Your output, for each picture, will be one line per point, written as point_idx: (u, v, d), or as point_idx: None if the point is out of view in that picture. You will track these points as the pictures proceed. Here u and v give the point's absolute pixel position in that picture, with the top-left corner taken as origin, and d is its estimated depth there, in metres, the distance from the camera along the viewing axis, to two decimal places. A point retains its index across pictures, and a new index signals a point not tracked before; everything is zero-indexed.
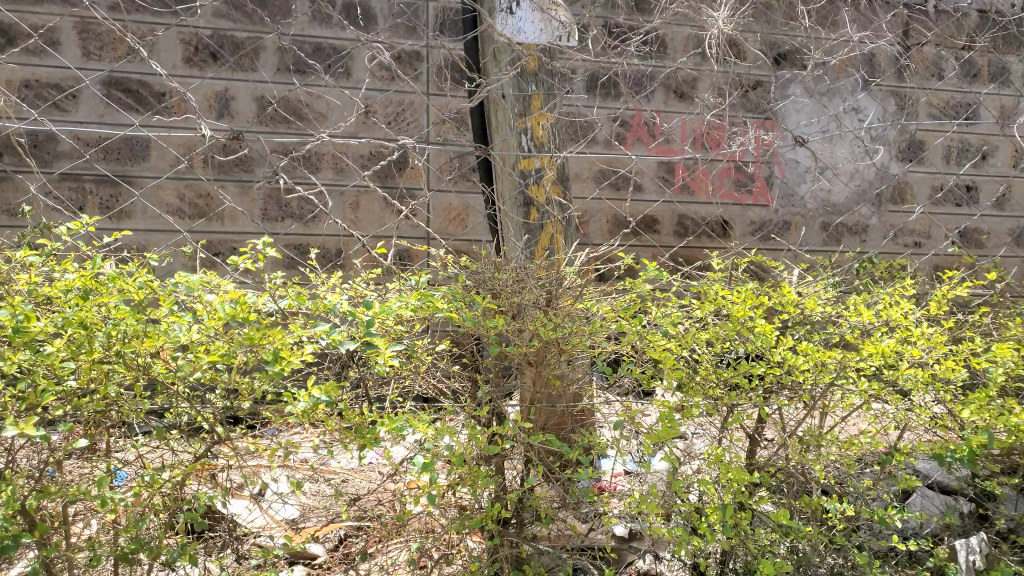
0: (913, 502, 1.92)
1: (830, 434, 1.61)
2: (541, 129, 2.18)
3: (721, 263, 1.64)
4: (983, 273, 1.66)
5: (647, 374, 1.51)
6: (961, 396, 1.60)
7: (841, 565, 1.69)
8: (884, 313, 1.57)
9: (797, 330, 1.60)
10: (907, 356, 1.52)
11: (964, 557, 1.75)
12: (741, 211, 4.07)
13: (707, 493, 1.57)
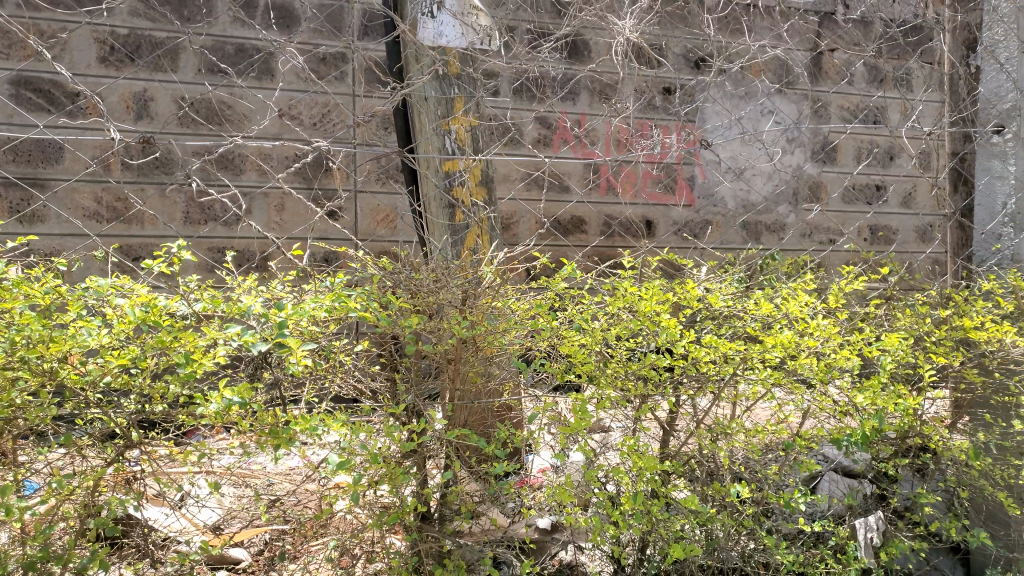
0: (821, 486, 2.03)
1: (737, 423, 1.69)
2: (464, 132, 2.22)
3: (633, 262, 1.70)
4: (876, 268, 1.76)
5: (562, 369, 1.57)
6: (857, 383, 1.71)
7: (752, 548, 1.78)
8: (783, 307, 1.65)
9: (706, 324, 1.67)
10: (804, 346, 1.62)
11: (863, 535, 1.89)
12: (664, 211, 4.18)
13: (623, 482, 1.64)
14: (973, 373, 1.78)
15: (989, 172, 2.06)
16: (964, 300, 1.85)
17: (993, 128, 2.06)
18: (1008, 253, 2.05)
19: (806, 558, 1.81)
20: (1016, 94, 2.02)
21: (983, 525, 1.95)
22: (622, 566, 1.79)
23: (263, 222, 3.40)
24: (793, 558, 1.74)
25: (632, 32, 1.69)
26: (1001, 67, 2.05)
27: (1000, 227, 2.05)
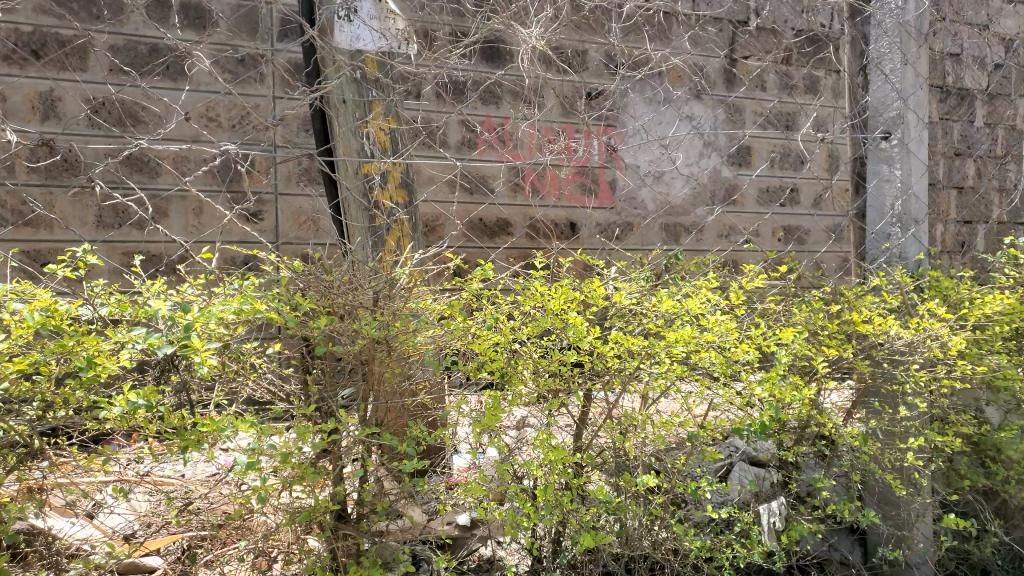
0: (731, 476, 2.14)
1: (645, 415, 1.76)
2: (385, 135, 2.28)
3: (545, 262, 1.75)
4: (772, 265, 1.86)
5: (475, 366, 1.61)
6: (755, 375, 1.80)
7: (663, 536, 1.86)
8: (685, 304, 1.73)
9: (614, 322, 1.74)
10: (704, 341, 1.70)
11: (767, 521, 2.01)
12: (587, 213, 4.26)
13: (534, 474, 1.69)
14: (863, 364, 1.90)
15: (878, 175, 2.21)
16: (853, 296, 1.98)
17: (881, 134, 2.21)
18: (895, 251, 2.19)
19: (714, 544, 1.89)
20: (901, 102, 2.17)
21: (875, 506, 2.09)
22: (537, 558, 1.84)
23: (180, 226, 3.33)
24: (699, 543, 1.82)
25: (537, 40, 1.75)
26: (887, 78, 2.20)
27: (889, 226, 2.19)
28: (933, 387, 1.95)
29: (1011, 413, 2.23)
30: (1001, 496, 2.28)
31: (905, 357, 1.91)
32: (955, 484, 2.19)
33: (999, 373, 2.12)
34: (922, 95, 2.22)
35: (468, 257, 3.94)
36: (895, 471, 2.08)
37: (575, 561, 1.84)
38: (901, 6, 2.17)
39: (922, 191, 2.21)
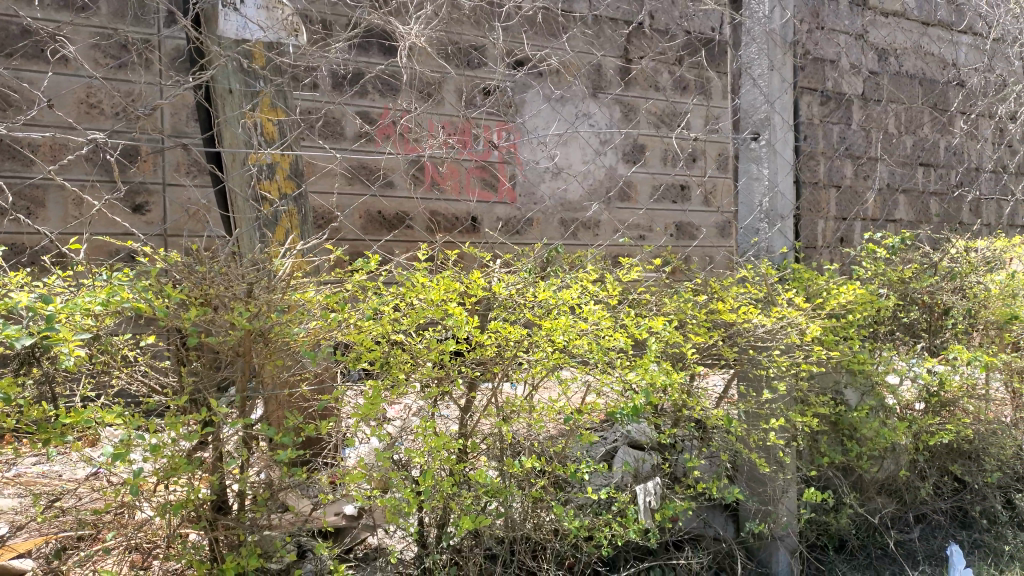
0: (616, 459, 2.24)
1: (525, 401, 1.83)
2: (272, 124, 2.25)
3: (428, 254, 1.79)
4: (645, 257, 1.97)
5: (355, 357, 1.64)
6: (629, 362, 1.90)
7: (545, 519, 1.94)
8: (562, 295, 1.81)
9: (495, 312, 1.80)
10: (579, 329, 1.78)
11: (642, 500, 2.08)
12: (488, 208, 4.29)
13: (415, 461, 1.74)
14: (728, 350, 2.03)
15: (748, 174, 2.35)
16: (719, 287, 2.12)
17: (750, 136, 2.35)
18: (763, 245, 2.33)
19: (593, 524, 1.98)
20: (767, 106, 2.31)
21: (744, 484, 2.24)
22: (422, 544, 1.88)
23: (58, 217, 3.18)
24: (578, 523, 1.90)
25: (417, 36, 1.80)
26: (755, 82, 2.33)
27: (757, 222, 2.33)
28: (793, 371, 2.12)
29: (866, 394, 2.44)
30: (856, 471, 2.50)
31: (767, 343, 2.08)
32: (816, 461, 2.38)
33: (853, 358, 2.32)
34: (787, 99, 2.37)
35: (351, 250, 3.92)
36: (761, 451, 2.24)
37: (459, 545, 1.90)
38: (767, 15, 2.32)
39: (787, 189, 2.36)
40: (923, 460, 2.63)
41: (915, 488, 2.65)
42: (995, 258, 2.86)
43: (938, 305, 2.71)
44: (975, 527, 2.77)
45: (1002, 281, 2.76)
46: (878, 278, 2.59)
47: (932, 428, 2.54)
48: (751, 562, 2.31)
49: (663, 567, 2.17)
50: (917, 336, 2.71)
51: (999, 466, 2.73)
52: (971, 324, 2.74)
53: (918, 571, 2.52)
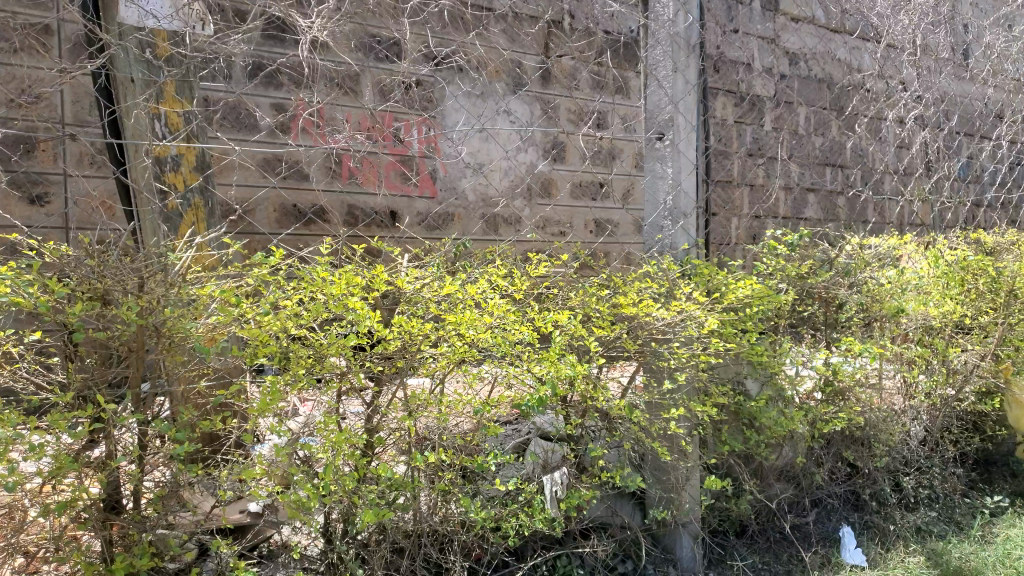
0: (529, 450, 2.29)
1: (431, 395, 1.85)
2: (177, 116, 2.16)
3: (332, 248, 1.78)
4: (550, 251, 2.01)
5: (253, 352, 1.63)
6: (534, 355, 1.93)
7: (452, 511, 1.96)
8: (466, 289, 1.83)
9: (400, 306, 1.81)
10: (483, 323, 1.81)
11: (549, 489, 2.17)
12: (408, 202, 4.24)
13: (318, 456, 1.74)
14: (630, 342, 2.10)
15: (653, 173, 2.43)
16: (623, 282, 2.19)
17: (655, 136, 2.43)
18: (667, 241, 2.43)
19: (500, 514, 2.02)
20: (671, 107, 2.39)
21: (648, 474, 2.31)
22: (328, 539, 1.88)
23: None
24: (484, 514, 1.93)
25: (318, 31, 1.84)
26: (660, 84, 2.41)
27: (661, 219, 2.43)
28: (692, 362, 2.21)
29: (766, 384, 2.55)
30: (756, 459, 2.61)
31: (668, 335, 2.16)
32: (718, 449, 2.46)
33: (752, 349, 2.42)
34: (692, 100, 2.45)
35: (248, 244, 3.79)
36: (664, 440, 2.32)
37: (365, 540, 1.91)
38: (672, 18, 2.38)
39: (690, 187, 2.45)
40: (819, 447, 2.77)
41: (811, 474, 2.78)
42: (888, 255, 3.01)
43: (834, 299, 2.83)
44: (866, 509, 2.93)
45: (893, 277, 2.91)
46: (778, 274, 2.70)
47: (827, 416, 2.66)
48: (656, 549, 2.39)
49: (570, 555, 2.24)
50: (815, 330, 2.83)
51: (888, 451, 2.90)
52: (865, 318, 2.88)
53: (812, 553, 2.66)
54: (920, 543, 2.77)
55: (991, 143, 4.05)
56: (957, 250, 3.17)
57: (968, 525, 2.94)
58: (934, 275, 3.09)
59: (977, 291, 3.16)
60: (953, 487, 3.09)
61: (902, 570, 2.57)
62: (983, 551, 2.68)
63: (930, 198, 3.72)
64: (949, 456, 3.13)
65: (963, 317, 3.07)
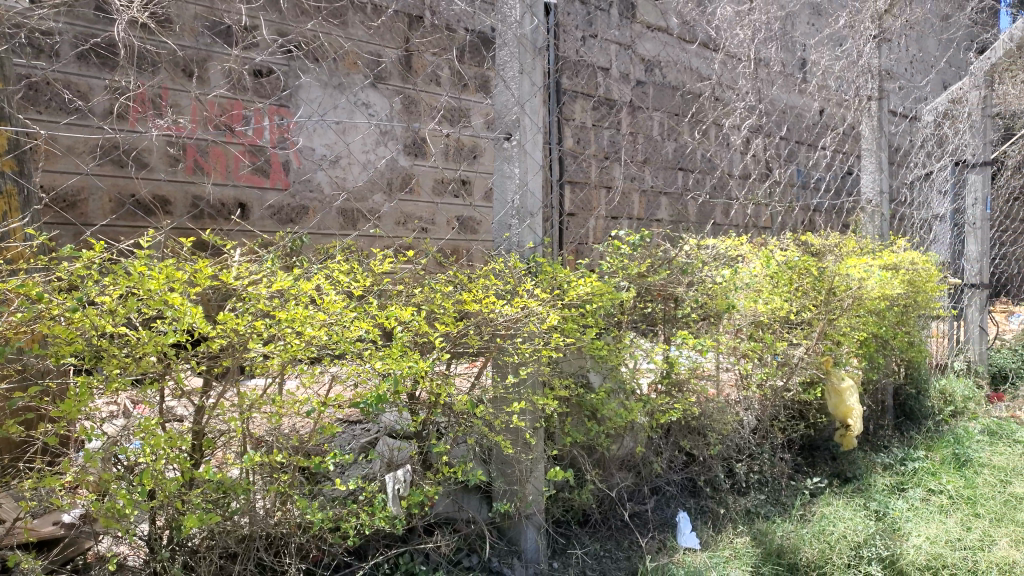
0: (378, 449, 2.25)
1: (264, 395, 1.81)
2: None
3: (155, 242, 1.69)
4: (388, 247, 2.00)
5: (60, 352, 1.53)
6: (374, 352, 1.91)
7: (286, 512, 1.91)
8: (300, 285, 1.78)
9: (229, 303, 1.75)
10: (317, 320, 1.76)
11: (391, 487, 2.14)
12: (259, 195, 4.07)
13: (137, 461, 1.65)
14: (472, 338, 2.11)
15: (501, 172, 2.47)
16: (467, 279, 2.20)
17: (503, 136, 2.46)
18: (514, 239, 2.47)
19: (339, 514, 1.98)
20: (518, 108, 2.43)
21: (492, 469, 2.35)
22: (151, 548, 1.81)
23: None
24: (321, 515, 1.89)
25: (137, 12, 1.77)
26: (507, 84, 2.44)
27: (508, 217, 2.46)
28: (535, 357, 2.26)
29: (606, 377, 2.65)
30: (598, 450, 2.71)
31: (511, 331, 2.20)
32: (561, 440, 2.57)
33: (593, 345, 2.50)
34: (538, 103, 2.50)
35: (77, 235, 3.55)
36: (508, 433, 2.37)
37: (195, 547, 1.84)
38: (518, 20, 2.41)
39: (537, 187, 2.50)
40: (657, 437, 2.91)
41: (649, 462, 2.93)
42: (724, 255, 3.18)
43: (672, 296, 2.97)
44: (702, 494, 3.10)
45: (726, 276, 3.07)
46: (619, 272, 2.80)
47: (663, 406, 2.79)
48: (501, 542, 2.43)
49: (413, 552, 2.23)
50: (654, 325, 2.96)
51: (721, 439, 3.07)
52: (701, 314, 3.03)
53: (649, 538, 2.79)
54: (748, 525, 2.96)
55: (817, 152, 4.37)
56: (787, 251, 3.42)
57: (791, 505, 3.18)
58: (765, 274, 3.30)
59: (803, 289, 3.39)
60: (781, 471, 3.31)
61: (729, 550, 2.75)
62: (801, 529, 2.90)
63: (762, 202, 3.97)
64: (777, 443, 3.35)
65: (789, 313, 3.27)
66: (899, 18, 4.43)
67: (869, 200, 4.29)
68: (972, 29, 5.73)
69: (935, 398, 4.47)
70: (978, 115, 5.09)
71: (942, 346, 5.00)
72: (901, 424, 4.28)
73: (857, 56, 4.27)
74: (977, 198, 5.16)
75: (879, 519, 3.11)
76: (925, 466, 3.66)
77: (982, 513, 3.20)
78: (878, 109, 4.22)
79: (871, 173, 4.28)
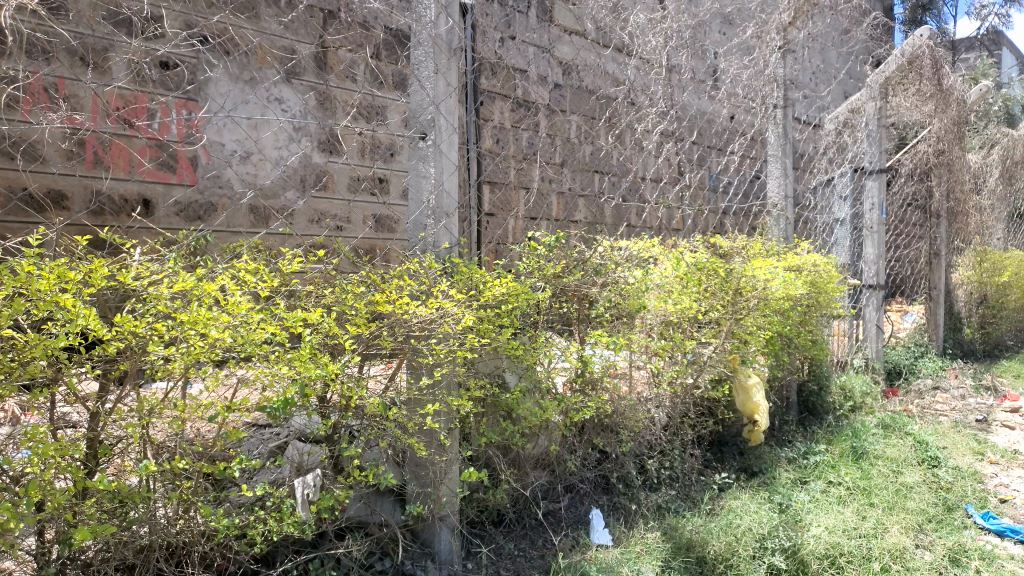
0: (288, 454, 2.21)
1: (166, 399, 1.74)
2: None
3: (46, 239, 1.61)
4: (296, 246, 1.96)
5: None
6: (283, 354, 1.86)
7: (187, 520, 1.85)
8: (203, 285, 1.72)
9: (127, 304, 1.68)
10: (221, 322, 1.71)
11: (300, 492, 2.06)
12: (164, 191, 3.93)
13: (24, 471, 1.56)
14: (383, 339, 2.09)
15: (416, 172, 2.45)
16: (380, 279, 2.17)
17: (418, 135, 2.44)
18: (429, 239, 2.45)
19: (245, 521, 1.93)
20: (433, 108, 2.42)
21: (405, 471, 2.34)
22: (40, 563, 1.72)
23: None
24: (226, 523, 1.83)
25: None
26: (422, 84, 2.43)
27: (423, 217, 2.44)
28: (450, 358, 2.25)
29: (522, 377, 2.66)
30: (512, 449, 2.73)
31: (425, 332, 2.19)
32: (476, 440, 2.58)
33: (508, 345, 2.50)
34: (453, 103, 2.50)
35: None
36: (422, 435, 2.35)
37: (88, 560, 1.77)
38: (433, 20, 2.40)
39: (452, 187, 2.49)
40: (571, 435, 2.94)
41: (564, 461, 2.96)
42: (636, 256, 3.25)
43: (586, 297, 3.01)
44: (614, 491, 3.16)
45: (638, 277, 3.15)
46: (535, 273, 2.82)
47: (577, 405, 2.83)
48: (415, 544, 2.42)
49: (323, 557, 2.19)
50: (569, 325, 2.99)
51: (633, 436, 3.14)
52: (614, 313, 3.08)
53: (563, 535, 2.82)
54: (658, 520, 3.03)
55: (725, 157, 4.52)
56: (696, 253, 3.49)
57: (700, 500, 3.27)
58: (675, 276, 3.38)
59: (711, 289, 3.47)
60: (690, 466, 3.41)
61: (640, 545, 2.81)
62: (709, 523, 2.99)
63: (673, 205, 4.08)
64: (687, 439, 3.45)
65: (698, 313, 3.34)
66: (801, 30, 4.65)
67: (775, 203, 4.47)
68: (868, 43, 6.05)
69: (835, 394, 4.69)
70: (875, 124, 5.38)
71: (843, 344, 5.23)
72: (804, 419, 4.47)
73: (763, 65, 4.48)
74: (873, 203, 5.46)
75: (782, 511, 3.23)
76: (825, 459, 3.84)
77: (875, 503, 3.37)
78: (784, 116, 4.48)
79: (777, 178, 4.49)
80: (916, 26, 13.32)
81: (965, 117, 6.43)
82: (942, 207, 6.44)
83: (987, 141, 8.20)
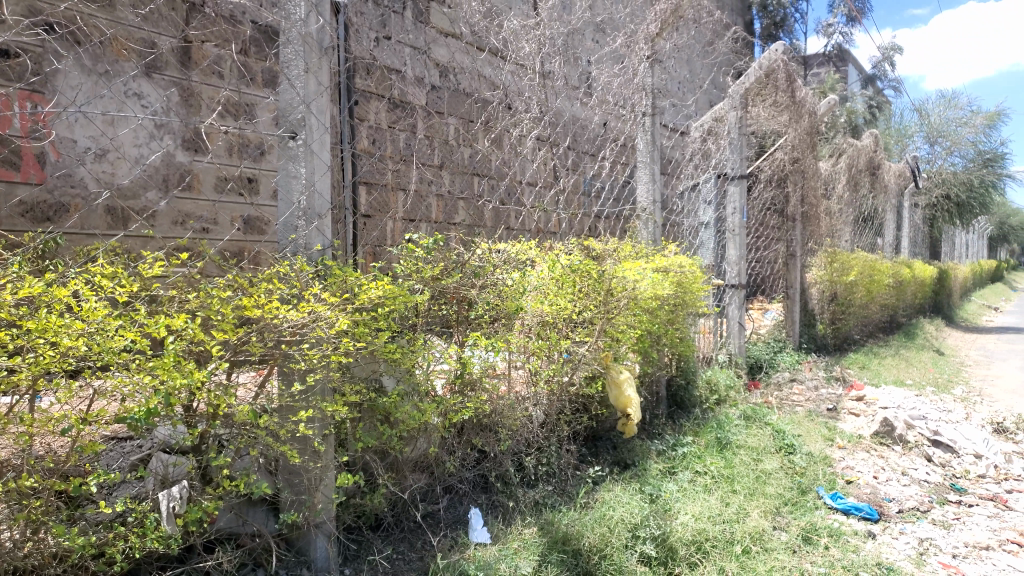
0: (151, 466, 2.10)
1: (11, 414, 1.64)
2: None
3: None
4: (155, 248, 1.88)
5: None
6: (144, 362, 1.78)
7: (37, 540, 1.74)
8: (52, 292, 1.63)
9: None
10: (73, 330, 1.62)
11: (165, 506, 1.99)
12: (7, 189, 3.64)
13: None
14: (251, 345, 2.03)
15: (286, 172, 2.39)
16: (249, 283, 2.11)
17: (288, 135, 2.39)
18: (301, 241, 2.40)
19: (103, 538, 1.82)
20: (303, 107, 2.37)
21: (278, 479, 2.29)
22: None
23: None
24: (82, 541, 1.73)
25: None
26: (292, 83, 2.38)
27: (295, 219, 2.39)
28: (324, 363, 2.21)
29: (400, 380, 2.65)
30: (390, 453, 2.72)
31: (298, 337, 2.14)
32: (353, 445, 2.55)
33: (385, 348, 2.48)
34: (325, 102, 2.45)
35: None
36: (296, 442, 2.30)
37: None
38: (303, 19, 2.36)
39: (324, 188, 2.45)
40: (449, 436, 2.96)
41: (442, 462, 2.97)
42: (514, 258, 3.28)
43: (465, 299, 3.03)
44: (492, 490, 3.21)
45: (516, 278, 3.19)
46: (412, 276, 2.81)
47: (456, 406, 2.84)
48: (290, 553, 2.37)
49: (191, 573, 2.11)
50: (448, 328, 2.99)
51: (511, 435, 3.19)
52: (492, 315, 3.12)
53: (441, 536, 2.84)
54: (535, 516, 3.09)
55: (599, 163, 4.64)
56: (570, 255, 3.55)
57: (576, 494, 3.36)
58: (551, 277, 3.40)
59: (584, 291, 3.55)
60: (566, 462, 3.50)
61: (518, 542, 2.86)
62: (584, 516, 3.08)
63: (548, 209, 4.17)
64: (563, 436, 3.54)
65: (572, 314, 3.42)
66: (666, 41, 5.02)
67: (645, 208, 4.90)
68: (731, 56, 6.40)
69: (702, 388, 4.93)
70: (736, 133, 5.71)
71: (709, 341, 5.50)
72: (674, 414, 4.67)
73: (633, 74, 4.84)
74: (735, 208, 5.82)
75: (652, 501, 3.37)
76: (692, 450, 4.03)
77: (737, 489, 3.58)
78: (651, 123, 4.89)
79: (646, 183, 4.88)
80: (772, 41, 14.26)
81: (816, 128, 6.92)
82: (797, 211, 6.91)
83: (835, 151, 8.86)
